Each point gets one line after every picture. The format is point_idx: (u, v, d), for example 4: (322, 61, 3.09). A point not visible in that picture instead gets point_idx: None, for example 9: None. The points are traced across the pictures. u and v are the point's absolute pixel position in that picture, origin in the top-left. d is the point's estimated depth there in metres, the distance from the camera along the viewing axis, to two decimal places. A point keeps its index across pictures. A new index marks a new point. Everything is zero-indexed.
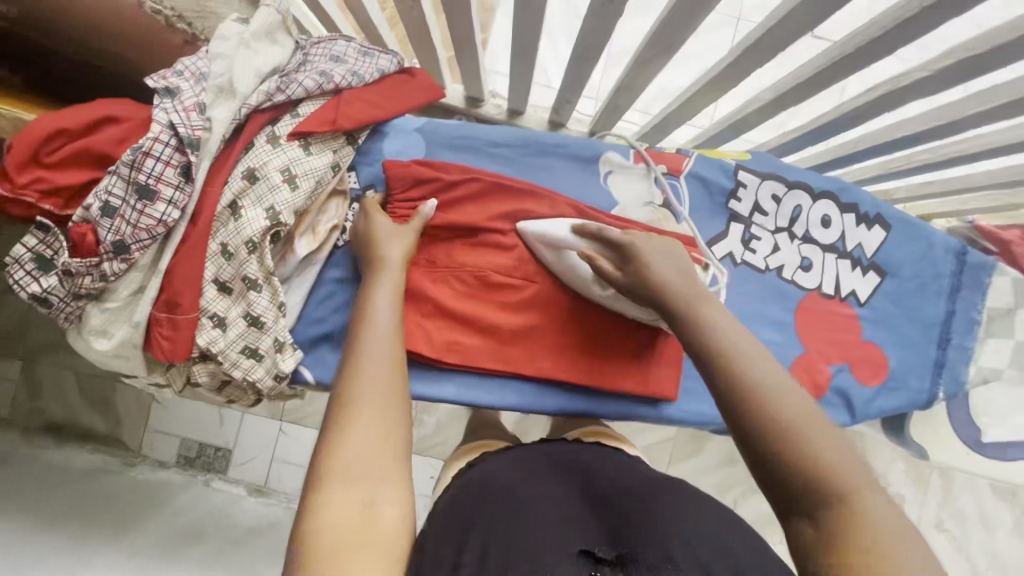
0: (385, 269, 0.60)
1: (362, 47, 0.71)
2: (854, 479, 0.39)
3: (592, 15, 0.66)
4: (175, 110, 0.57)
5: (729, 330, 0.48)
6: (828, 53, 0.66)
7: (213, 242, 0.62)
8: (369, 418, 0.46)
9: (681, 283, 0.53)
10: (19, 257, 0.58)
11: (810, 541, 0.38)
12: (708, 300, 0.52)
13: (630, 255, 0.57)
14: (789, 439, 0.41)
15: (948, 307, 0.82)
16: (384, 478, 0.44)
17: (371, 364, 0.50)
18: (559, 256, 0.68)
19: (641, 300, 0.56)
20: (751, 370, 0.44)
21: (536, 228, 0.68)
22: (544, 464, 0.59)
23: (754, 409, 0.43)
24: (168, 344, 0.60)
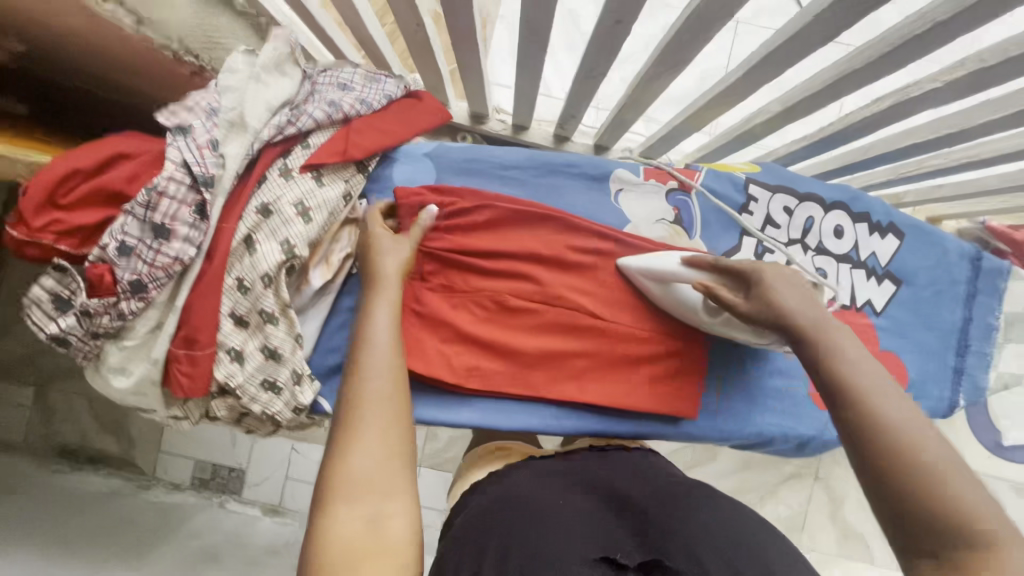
0: (380, 281, 0.61)
1: (369, 74, 0.72)
2: (987, 520, 0.38)
3: (598, 37, 0.66)
4: (189, 149, 0.57)
5: (851, 358, 0.49)
6: (837, 67, 0.65)
7: (229, 277, 0.61)
8: (374, 438, 0.50)
9: (808, 312, 0.54)
10: (37, 299, 0.58)
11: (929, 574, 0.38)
12: (838, 328, 0.53)
13: (754, 284, 0.58)
14: (908, 471, 0.41)
15: (965, 313, 0.82)
16: (389, 496, 0.47)
17: (374, 384, 0.53)
18: (665, 288, 0.69)
19: (767, 327, 0.57)
20: (876, 403, 0.45)
21: (639, 262, 0.71)
22: (569, 472, 0.61)
23: (878, 440, 0.44)
24: (188, 381, 0.60)
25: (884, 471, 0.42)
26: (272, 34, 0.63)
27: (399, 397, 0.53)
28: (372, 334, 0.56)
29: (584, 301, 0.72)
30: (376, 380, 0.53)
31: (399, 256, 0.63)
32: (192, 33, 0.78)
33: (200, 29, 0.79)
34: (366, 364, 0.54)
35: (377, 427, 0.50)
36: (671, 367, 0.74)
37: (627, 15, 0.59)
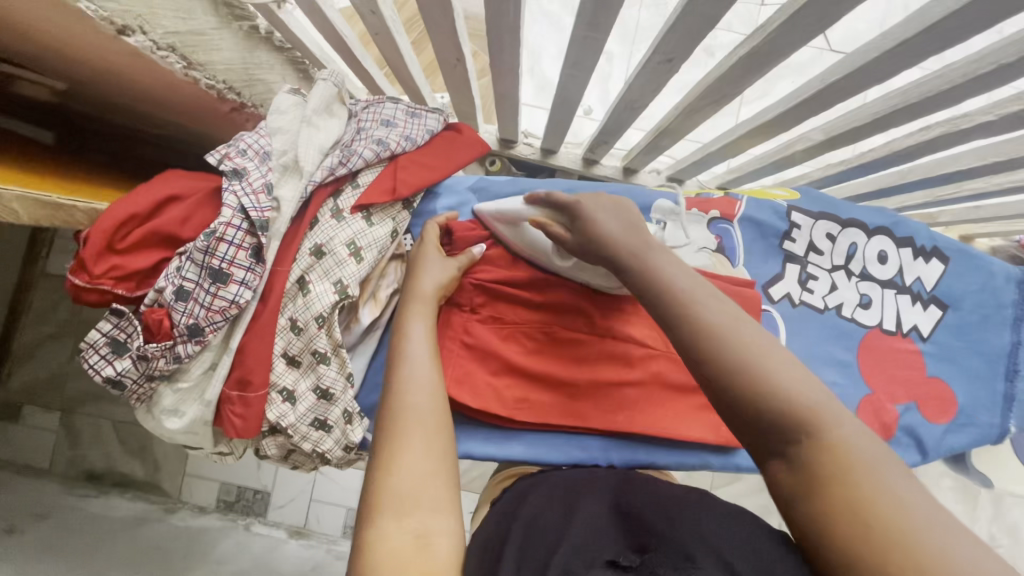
0: (416, 296, 0.61)
1: (410, 108, 0.72)
2: (817, 408, 0.39)
3: (644, 75, 0.67)
4: (245, 194, 0.58)
5: (672, 275, 0.49)
6: (891, 100, 0.66)
7: (282, 317, 0.62)
8: (417, 450, 0.47)
9: (621, 234, 0.54)
10: (94, 342, 0.58)
11: (790, 484, 0.38)
12: (652, 249, 0.52)
13: (577, 215, 0.57)
14: (746, 382, 0.41)
15: (1013, 337, 0.82)
16: (438, 512, 0.44)
17: (413, 395, 0.52)
18: (519, 232, 0.68)
19: (591, 259, 0.57)
20: (703, 320, 0.45)
21: (494, 208, 0.69)
22: (586, 483, 0.59)
23: (717, 361, 0.43)
24: (241, 423, 0.60)
25: (726, 392, 0.42)
26: (320, 78, 0.65)
27: (444, 412, 0.52)
28: (408, 352, 0.56)
29: (609, 324, 0.72)
30: (418, 393, 0.52)
31: (437, 275, 0.64)
32: (234, 69, 0.75)
33: (241, 63, 0.76)
34: (404, 379, 0.53)
35: (421, 438, 0.48)
36: None
37: (679, 54, 0.60)
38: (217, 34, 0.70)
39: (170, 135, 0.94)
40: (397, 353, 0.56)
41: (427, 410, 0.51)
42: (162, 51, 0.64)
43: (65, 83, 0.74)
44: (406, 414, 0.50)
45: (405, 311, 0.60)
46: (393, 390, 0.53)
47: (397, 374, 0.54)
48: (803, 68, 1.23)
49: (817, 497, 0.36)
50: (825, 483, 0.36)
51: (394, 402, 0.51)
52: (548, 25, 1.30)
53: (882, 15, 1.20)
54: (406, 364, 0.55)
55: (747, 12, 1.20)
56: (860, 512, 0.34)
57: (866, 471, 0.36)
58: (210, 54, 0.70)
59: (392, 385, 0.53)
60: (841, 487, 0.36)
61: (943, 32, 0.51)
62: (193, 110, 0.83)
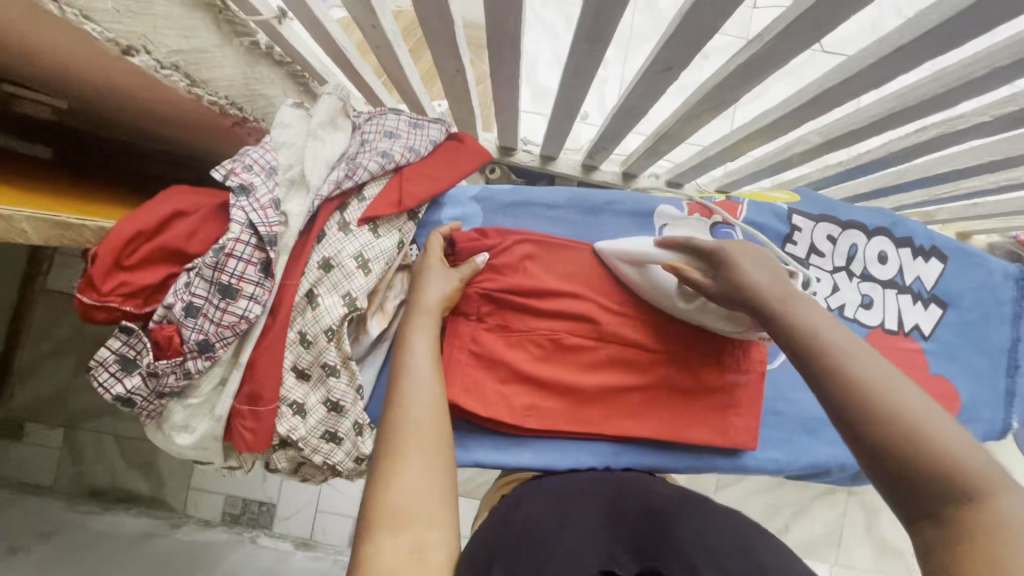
0: (421, 308, 0.63)
1: (412, 120, 0.73)
2: (977, 470, 0.38)
3: (643, 83, 0.68)
4: (252, 209, 0.58)
5: (820, 322, 0.50)
6: (887, 103, 0.67)
7: (291, 331, 0.62)
8: (415, 463, 0.48)
9: (772, 283, 0.54)
10: (104, 360, 0.59)
11: (933, 541, 0.37)
12: (802, 298, 0.53)
13: (718, 261, 0.57)
14: (896, 429, 0.41)
15: (1013, 333, 0.83)
16: (434, 523, 0.44)
17: (415, 410, 0.53)
18: (643, 272, 0.68)
19: (733, 305, 0.57)
20: (855, 369, 0.45)
21: (618, 247, 0.70)
22: (580, 495, 0.59)
23: (870, 409, 0.42)
24: (251, 437, 0.61)
25: (874, 439, 0.41)
26: (324, 92, 0.66)
27: (443, 426, 0.53)
28: (411, 365, 0.57)
29: (615, 330, 0.72)
30: (419, 407, 0.54)
31: (442, 286, 0.65)
32: (236, 85, 0.77)
33: (242, 79, 0.77)
34: (406, 392, 0.55)
35: (419, 452, 0.49)
36: (727, 399, 0.74)
37: (679, 63, 0.61)
38: (220, 51, 0.70)
39: (171, 149, 0.95)
40: (402, 367, 0.57)
41: (427, 424, 0.52)
42: (166, 70, 0.65)
43: (66, 103, 0.74)
44: (407, 428, 0.51)
45: (410, 324, 0.61)
46: (395, 404, 0.54)
47: (400, 390, 0.55)
48: (797, 70, 1.24)
49: (960, 555, 0.35)
50: (976, 542, 0.35)
51: (395, 416, 0.52)
52: (544, 33, 1.31)
53: (873, 16, 1.22)
54: (408, 378, 0.56)
55: (741, 16, 1.21)
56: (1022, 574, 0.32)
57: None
58: (212, 71, 0.71)
59: (393, 400, 0.54)
60: (996, 552, 0.34)
61: (938, 37, 0.52)
62: (190, 126, 0.83)
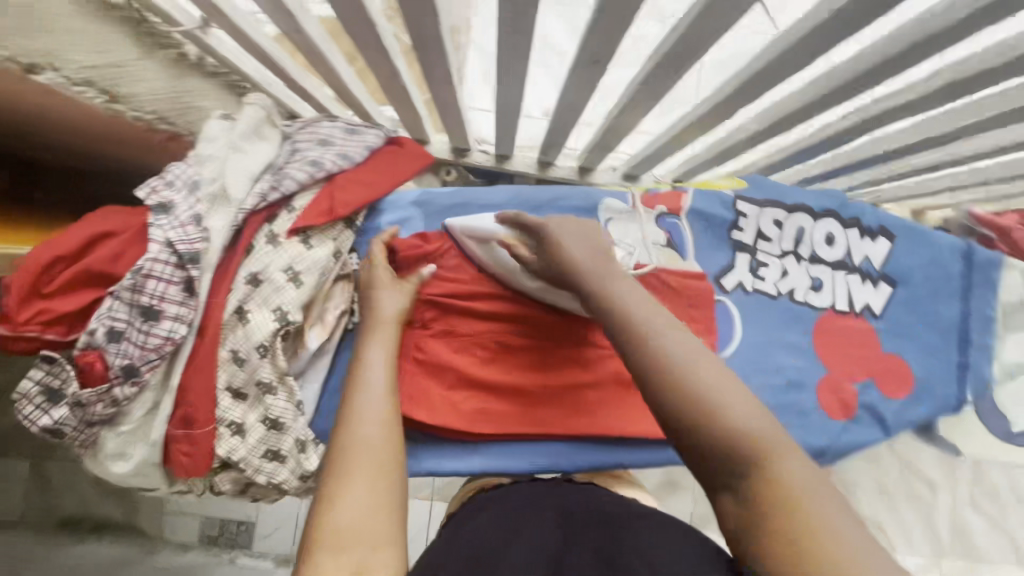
0: (379, 322, 0.61)
1: (348, 126, 0.71)
2: (758, 436, 0.42)
3: (575, 76, 0.67)
4: (171, 227, 0.56)
5: (628, 301, 0.51)
6: (815, 86, 0.66)
7: (223, 350, 0.60)
8: (362, 483, 0.47)
9: (592, 262, 0.55)
10: (27, 393, 0.56)
11: (737, 515, 0.41)
12: (616, 275, 0.54)
13: (545, 239, 0.59)
14: (697, 412, 0.43)
15: (963, 307, 0.83)
16: (377, 546, 0.43)
17: (365, 426, 0.51)
18: (489, 251, 0.68)
19: (559, 281, 0.58)
20: (658, 347, 0.47)
21: (463, 225, 0.69)
22: (538, 497, 0.60)
23: (673, 390, 0.45)
24: (188, 460, 0.59)
25: (680, 419, 0.44)
26: (249, 102, 0.65)
27: (395, 442, 0.52)
28: (365, 379, 0.56)
29: (557, 327, 0.72)
30: (370, 423, 0.52)
31: (396, 299, 0.63)
32: (164, 98, 0.74)
33: (170, 93, 0.75)
34: (357, 408, 0.53)
35: (366, 471, 0.48)
36: None
37: (604, 54, 0.59)
38: (140, 64, 0.70)
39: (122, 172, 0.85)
40: (354, 380, 0.56)
41: (377, 441, 0.51)
42: (80, 86, 0.62)
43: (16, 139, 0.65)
44: (356, 446, 0.50)
45: (368, 337, 0.60)
46: (344, 421, 0.52)
47: (352, 405, 0.54)
48: None
49: (758, 528, 0.39)
50: (768, 516, 0.39)
51: (345, 433, 0.51)
52: None
53: None
54: (362, 393, 0.54)
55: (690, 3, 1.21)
56: (802, 544, 0.37)
57: (804, 504, 0.39)
58: (135, 87, 0.70)
59: (344, 415, 0.53)
60: (782, 522, 0.38)
61: (853, 10, 0.52)
62: (124, 145, 0.80)
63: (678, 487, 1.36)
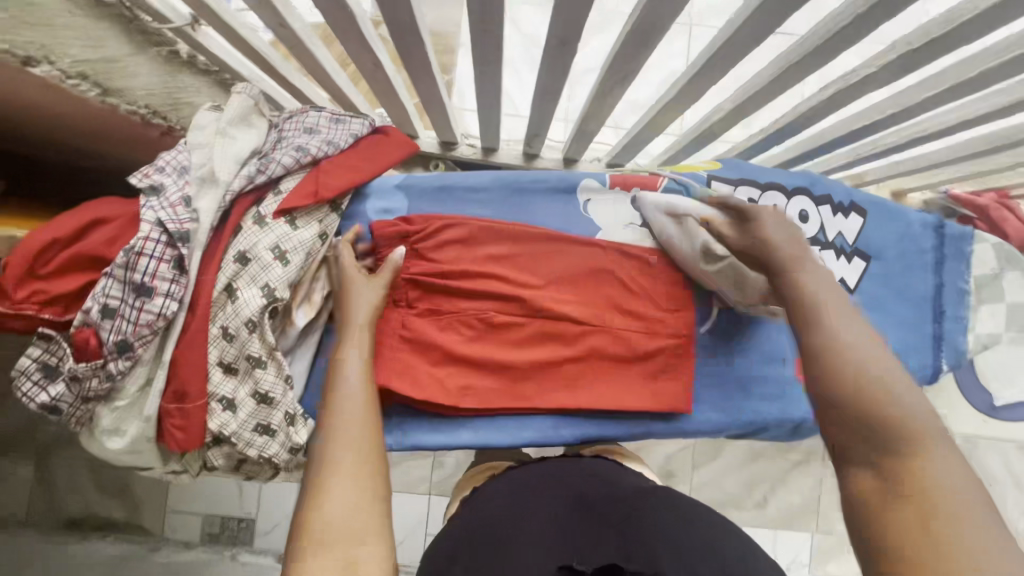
0: (352, 327, 0.64)
1: (334, 115, 0.74)
2: (920, 432, 0.44)
3: (547, 60, 0.69)
4: (162, 208, 0.59)
5: (817, 287, 0.56)
6: (776, 64, 0.69)
7: (214, 327, 0.63)
8: (344, 481, 0.51)
9: (790, 247, 0.59)
10: (26, 369, 0.59)
11: (868, 484, 0.44)
12: (813, 266, 0.58)
13: (749, 219, 0.61)
14: (869, 386, 0.47)
15: (936, 280, 0.85)
16: (364, 535, 0.48)
17: (344, 427, 0.56)
18: (678, 225, 0.71)
19: (751, 260, 0.61)
20: (834, 332, 0.52)
21: (661, 201, 0.72)
22: (551, 482, 0.61)
23: (836, 369, 0.50)
24: (181, 435, 0.61)
25: (833, 393, 0.49)
26: (236, 91, 0.67)
27: (373, 440, 0.56)
28: (344, 383, 0.60)
29: (546, 305, 0.74)
30: (349, 425, 0.56)
31: (367, 298, 0.66)
32: (157, 93, 0.77)
33: (161, 86, 0.78)
34: (338, 410, 0.57)
35: (348, 469, 0.52)
36: (662, 364, 0.75)
37: (571, 34, 0.62)
38: (133, 60, 0.71)
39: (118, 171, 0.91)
40: (335, 386, 0.59)
41: (359, 441, 0.55)
42: (73, 80, 0.64)
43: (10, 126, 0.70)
44: (338, 446, 0.54)
45: (342, 339, 0.64)
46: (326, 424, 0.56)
47: (332, 411, 0.58)
48: None
49: (889, 501, 0.42)
50: (905, 492, 0.42)
51: (327, 435, 0.55)
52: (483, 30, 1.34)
53: None
54: (339, 396, 0.58)
55: None
56: (937, 523, 0.39)
57: (941, 499, 0.40)
58: (127, 80, 0.72)
59: (327, 420, 0.57)
60: (916, 497, 0.41)
61: None
62: (122, 140, 0.82)
63: (674, 477, 1.36)
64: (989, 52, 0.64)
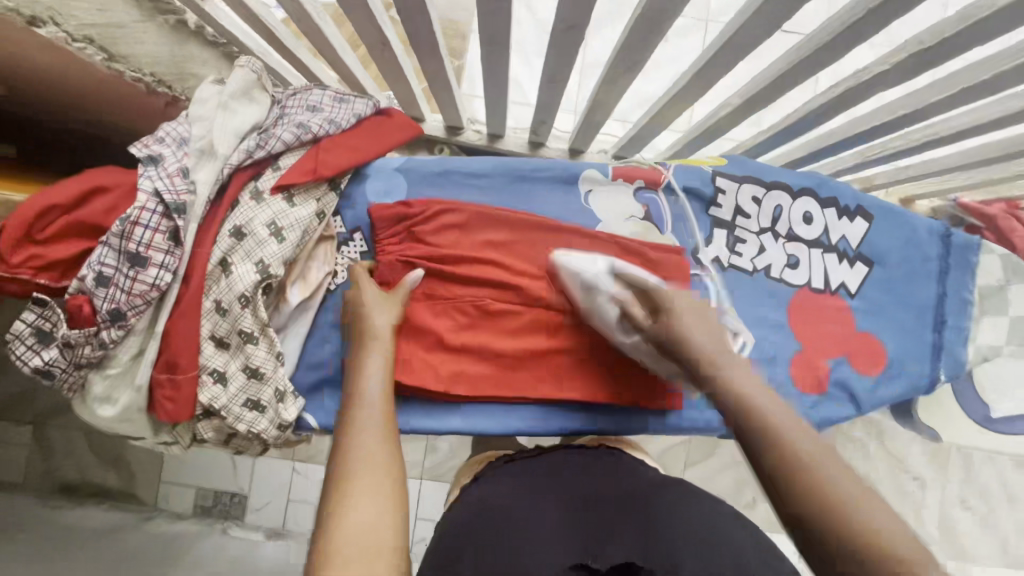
0: (371, 342, 0.63)
1: (337, 94, 0.73)
2: (902, 543, 0.40)
3: (553, 44, 0.68)
4: (160, 178, 0.59)
5: (751, 391, 0.51)
6: (785, 59, 0.67)
7: (207, 300, 0.63)
8: (367, 488, 0.48)
9: (710, 345, 0.56)
10: (20, 333, 0.58)
11: None
12: (738, 366, 0.54)
13: (664, 309, 0.59)
14: (839, 511, 0.42)
15: (939, 289, 0.84)
16: (387, 553, 0.44)
17: (365, 435, 0.53)
18: (591, 300, 0.68)
19: (670, 354, 0.58)
20: (783, 438, 0.46)
21: (569, 262, 0.69)
22: (558, 472, 0.61)
23: (799, 480, 0.44)
24: (172, 406, 0.61)
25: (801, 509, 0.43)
26: (239, 64, 0.66)
27: (393, 446, 0.53)
28: (360, 395, 0.57)
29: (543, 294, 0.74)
30: (371, 433, 0.53)
31: (387, 315, 0.65)
32: (163, 62, 0.77)
33: (169, 57, 0.77)
34: (357, 420, 0.54)
35: (371, 475, 0.49)
36: None
37: (578, 19, 0.61)
38: (140, 27, 0.73)
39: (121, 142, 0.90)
40: (355, 403, 0.57)
41: (379, 449, 0.52)
42: (79, 44, 0.66)
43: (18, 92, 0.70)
44: (361, 454, 0.51)
45: (360, 353, 0.62)
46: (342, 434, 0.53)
47: (353, 418, 0.55)
48: None
49: None
50: None
51: (343, 444, 0.52)
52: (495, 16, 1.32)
53: None
54: (360, 404, 0.56)
55: None
56: None
57: None
58: (132, 47, 0.73)
59: (347, 428, 0.54)
60: None
61: None
62: (128, 107, 0.83)
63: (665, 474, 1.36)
64: (1004, 55, 0.63)
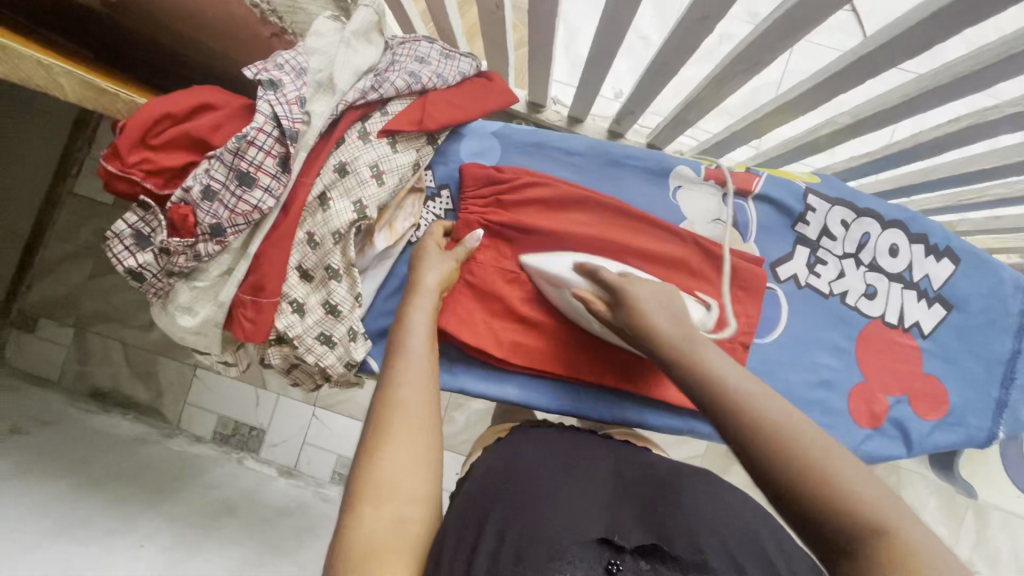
0: (420, 291, 0.62)
1: (444, 50, 0.73)
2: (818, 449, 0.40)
3: (677, 33, 0.67)
4: (278, 103, 0.59)
5: (705, 351, 0.49)
6: (914, 84, 0.65)
7: (300, 231, 0.65)
8: (402, 443, 0.47)
9: (671, 326, 0.53)
10: (120, 233, 0.60)
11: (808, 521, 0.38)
12: (697, 336, 0.52)
13: (621, 300, 0.57)
14: (752, 424, 0.43)
15: (1014, 345, 0.82)
16: (414, 510, 0.45)
17: (408, 390, 0.51)
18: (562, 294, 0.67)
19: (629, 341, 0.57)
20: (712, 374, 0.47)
21: (539, 264, 0.69)
22: (588, 450, 0.58)
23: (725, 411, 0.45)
24: (250, 326, 0.62)
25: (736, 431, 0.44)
26: (361, 2, 0.64)
27: (435, 405, 0.51)
28: (407, 350, 0.54)
29: None
30: (412, 388, 0.51)
31: (440, 269, 0.65)
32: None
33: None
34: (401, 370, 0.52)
35: (408, 433, 0.48)
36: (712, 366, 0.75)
37: (715, 12, 0.60)
38: None
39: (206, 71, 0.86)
40: (399, 348, 0.54)
41: (419, 404, 0.50)
42: None
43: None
44: (398, 409, 0.49)
45: (410, 302, 0.60)
46: (385, 384, 0.51)
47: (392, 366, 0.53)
48: None
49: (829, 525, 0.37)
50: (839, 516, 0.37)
51: (387, 394, 0.50)
52: (587, 2, 1.30)
53: None
54: (404, 360, 0.53)
55: None
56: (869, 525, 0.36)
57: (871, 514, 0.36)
58: None
59: (387, 378, 0.52)
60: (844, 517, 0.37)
61: (960, 12, 0.52)
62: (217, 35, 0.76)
63: None
64: None
